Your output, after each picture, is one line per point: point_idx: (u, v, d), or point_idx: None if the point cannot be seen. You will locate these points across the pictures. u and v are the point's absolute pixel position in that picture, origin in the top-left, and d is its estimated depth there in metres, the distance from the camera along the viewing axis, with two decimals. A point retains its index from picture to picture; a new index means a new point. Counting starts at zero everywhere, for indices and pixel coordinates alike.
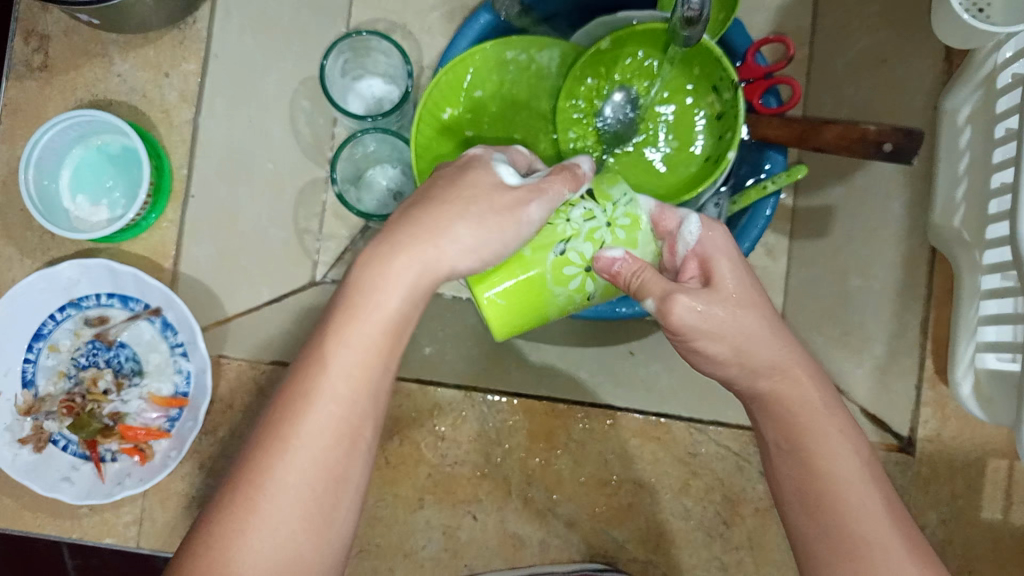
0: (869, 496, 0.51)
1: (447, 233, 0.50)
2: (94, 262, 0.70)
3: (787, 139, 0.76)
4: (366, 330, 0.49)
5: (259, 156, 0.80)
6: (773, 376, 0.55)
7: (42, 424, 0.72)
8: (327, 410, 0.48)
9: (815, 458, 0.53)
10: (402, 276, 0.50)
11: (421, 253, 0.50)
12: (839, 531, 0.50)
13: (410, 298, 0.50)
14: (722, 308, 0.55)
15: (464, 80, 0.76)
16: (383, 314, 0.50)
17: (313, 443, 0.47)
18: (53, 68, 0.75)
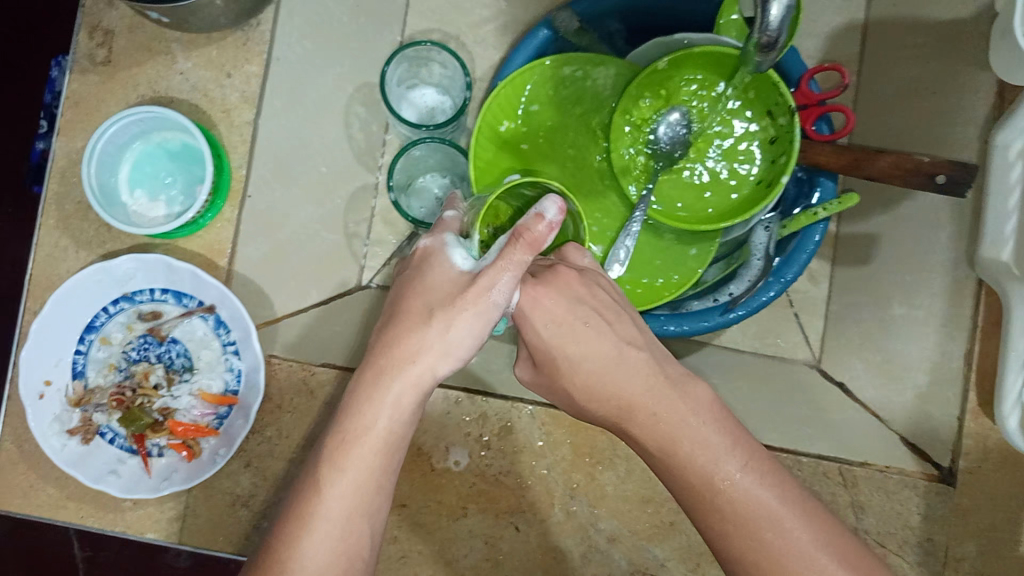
0: (758, 497, 0.50)
1: (421, 345, 0.50)
2: (152, 258, 0.71)
3: (838, 166, 0.76)
4: (365, 453, 0.50)
5: (313, 160, 0.80)
6: (645, 396, 0.54)
7: (91, 416, 0.72)
8: (328, 527, 0.49)
9: (698, 468, 0.51)
10: (394, 395, 0.50)
11: (405, 370, 0.50)
12: (745, 534, 0.50)
13: (406, 417, 0.51)
14: (567, 324, 0.55)
15: (521, 93, 0.77)
16: (382, 437, 0.50)
17: (318, 558, 0.48)
18: (116, 63, 0.76)
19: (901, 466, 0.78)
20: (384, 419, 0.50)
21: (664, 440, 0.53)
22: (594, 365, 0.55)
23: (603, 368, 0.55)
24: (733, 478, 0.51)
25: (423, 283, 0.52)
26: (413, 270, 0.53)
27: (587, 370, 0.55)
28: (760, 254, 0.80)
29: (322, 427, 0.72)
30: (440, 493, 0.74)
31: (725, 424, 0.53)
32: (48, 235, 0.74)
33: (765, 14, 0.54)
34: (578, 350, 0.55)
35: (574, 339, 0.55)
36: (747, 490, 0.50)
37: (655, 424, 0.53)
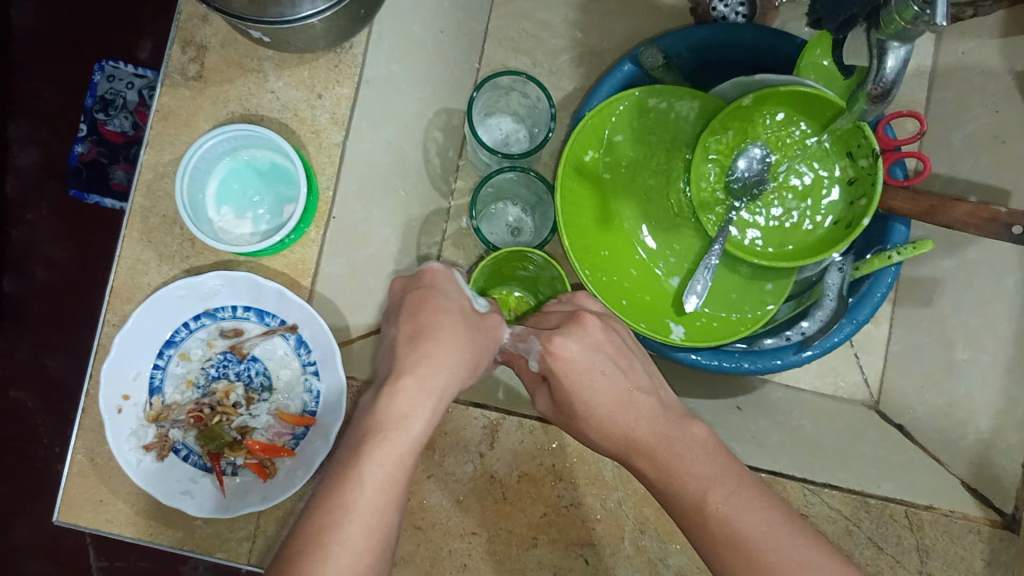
0: (740, 521, 0.51)
1: (444, 354, 0.58)
2: (239, 275, 0.71)
3: (914, 212, 0.77)
4: (393, 449, 0.52)
5: (393, 183, 0.83)
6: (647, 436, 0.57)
7: (167, 431, 0.71)
8: (360, 518, 0.49)
9: (688, 493, 0.53)
10: (426, 402, 0.56)
11: (428, 377, 0.57)
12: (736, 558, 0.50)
13: (427, 419, 0.55)
14: (595, 364, 0.59)
15: (606, 123, 0.78)
16: (406, 433, 0.53)
17: (350, 545, 0.48)
18: (207, 79, 0.76)
19: (964, 510, 0.78)
20: (409, 418, 0.54)
21: (659, 471, 0.55)
22: (601, 410, 0.59)
23: (608, 409, 0.59)
24: (720, 504, 0.52)
25: (439, 304, 0.62)
26: (425, 291, 0.62)
27: (594, 413, 0.59)
28: (834, 294, 0.80)
29: None
30: (510, 522, 0.74)
31: (716, 455, 0.55)
32: (131, 247, 0.74)
33: (880, 65, 0.54)
34: (589, 397, 0.59)
35: (593, 376, 0.59)
36: (732, 514, 0.51)
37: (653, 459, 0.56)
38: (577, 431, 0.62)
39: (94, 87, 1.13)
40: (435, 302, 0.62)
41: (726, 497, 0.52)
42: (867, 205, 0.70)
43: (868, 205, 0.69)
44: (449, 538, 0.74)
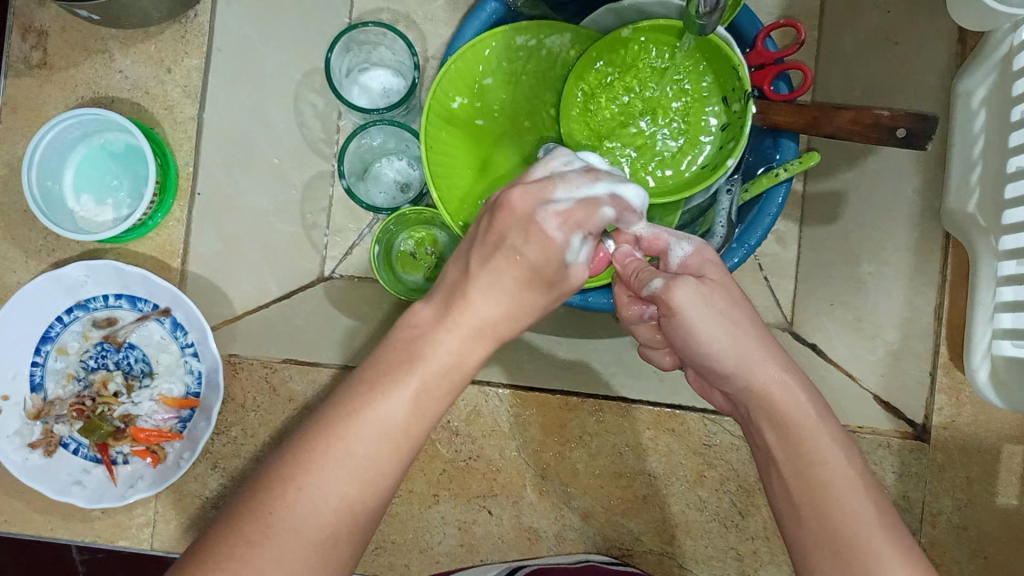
0: (864, 501, 0.47)
1: (483, 304, 0.48)
2: (100, 263, 0.69)
3: (800, 125, 0.73)
4: (433, 374, 0.46)
5: (263, 152, 0.80)
6: (760, 407, 0.52)
7: (52, 427, 0.71)
8: (385, 434, 0.44)
9: (835, 490, 0.48)
10: (474, 343, 0.48)
11: (472, 319, 0.48)
12: (843, 537, 0.46)
13: (482, 354, 0.49)
14: (718, 302, 0.54)
15: (473, 68, 0.75)
16: (444, 366, 0.47)
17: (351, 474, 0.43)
18: (52, 65, 0.76)
19: (874, 425, 0.78)
20: (458, 351, 0.47)
21: (794, 435, 0.50)
22: (759, 348, 0.53)
23: (731, 339, 0.53)
24: (853, 480, 0.48)
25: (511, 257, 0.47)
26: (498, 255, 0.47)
27: (733, 335, 0.53)
28: (724, 220, 0.78)
29: (287, 422, 0.72)
30: (409, 482, 0.74)
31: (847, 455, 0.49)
32: None
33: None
34: (731, 326, 0.53)
35: (713, 327, 0.53)
36: (859, 497, 0.47)
37: (789, 414, 0.51)
38: (726, 360, 0.53)
39: None
40: (518, 265, 0.47)
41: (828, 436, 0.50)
42: (734, 149, 0.72)
43: (735, 147, 0.71)
44: None
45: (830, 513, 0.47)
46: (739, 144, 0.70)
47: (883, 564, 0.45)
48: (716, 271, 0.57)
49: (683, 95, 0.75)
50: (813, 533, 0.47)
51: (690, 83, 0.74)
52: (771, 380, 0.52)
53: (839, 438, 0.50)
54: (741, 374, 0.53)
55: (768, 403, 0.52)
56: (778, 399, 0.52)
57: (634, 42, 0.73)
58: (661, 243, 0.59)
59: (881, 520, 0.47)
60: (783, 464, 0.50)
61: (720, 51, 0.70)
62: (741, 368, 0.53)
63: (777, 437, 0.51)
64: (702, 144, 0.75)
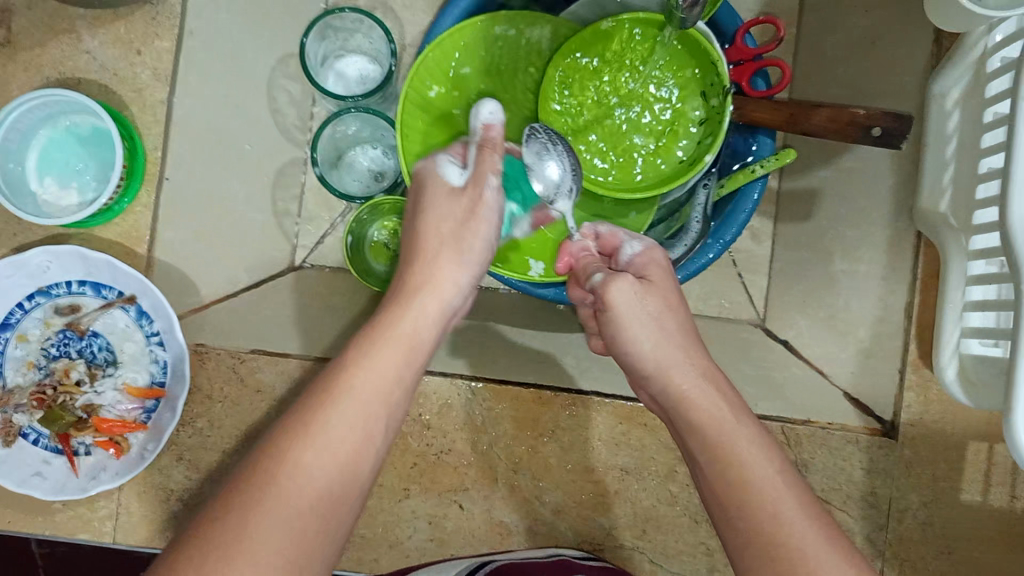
0: (786, 498, 0.47)
1: (441, 266, 0.55)
2: (64, 249, 0.68)
3: (775, 123, 0.74)
4: (401, 341, 0.51)
5: (236, 139, 0.78)
6: (686, 407, 0.53)
7: (11, 417, 0.69)
8: (362, 399, 0.47)
9: (754, 486, 0.48)
10: (429, 305, 0.54)
11: (433, 287, 0.54)
12: (766, 534, 0.46)
13: (436, 325, 0.53)
14: (650, 305, 0.58)
15: (451, 57, 0.75)
16: (408, 337, 0.51)
17: (342, 435, 0.45)
18: (17, 43, 0.74)
19: (843, 421, 0.78)
20: (416, 320, 0.52)
21: (711, 439, 0.51)
22: (684, 353, 0.56)
23: (653, 339, 0.56)
24: (775, 478, 0.48)
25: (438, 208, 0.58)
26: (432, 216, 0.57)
27: (656, 338, 0.56)
28: (699, 215, 0.80)
29: (253, 416, 0.70)
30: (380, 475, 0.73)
31: (770, 451, 0.50)
32: None
33: None
34: (656, 328, 0.57)
35: (635, 328, 0.57)
36: (780, 493, 0.47)
37: (706, 417, 0.52)
38: (646, 363, 0.56)
39: None
40: (444, 223, 0.56)
41: (753, 433, 0.51)
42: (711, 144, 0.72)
43: (711, 142, 0.72)
44: None
45: (755, 514, 0.47)
46: (716, 140, 0.71)
47: (806, 557, 0.44)
48: (660, 271, 0.61)
49: (662, 89, 0.75)
50: (739, 537, 0.47)
51: (668, 77, 0.74)
52: (687, 385, 0.54)
53: (761, 435, 0.51)
54: (659, 376, 0.55)
55: (686, 408, 0.53)
56: (695, 404, 0.53)
57: (614, 33, 0.74)
58: (616, 240, 0.65)
59: (806, 513, 0.46)
60: (709, 466, 0.50)
61: (698, 47, 0.70)
62: (660, 369, 0.55)
63: (698, 438, 0.52)
64: (680, 139, 0.75)
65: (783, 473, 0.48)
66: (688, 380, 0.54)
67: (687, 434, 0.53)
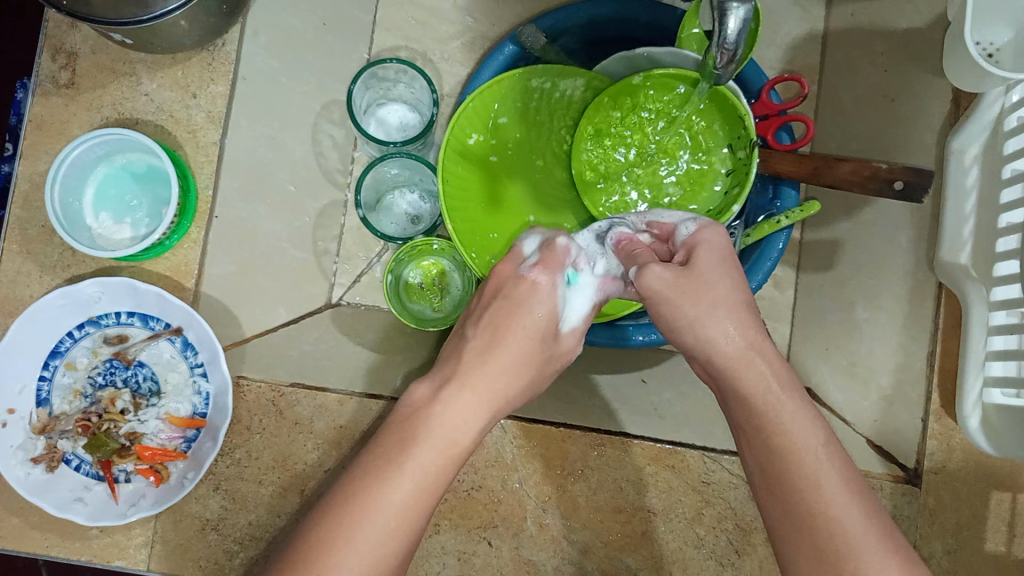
0: (833, 480, 0.48)
1: (494, 365, 0.56)
2: (117, 279, 0.71)
3: (799, 174, 0.77)
4: (436, 450, 0.51)
5: (280, 179, 0.81)
6: (732, 380, 0.54)
7: (55, 443, 0.71)
8: (393, 513, 0.48)
9: (802, 468, 0.49)
10: (480, 403, 0.54)
11: (483, 385, 0.55)
12: (817, 518, 0.47)
13: (478, 427, 0.54)
14: (691, 286, 0.55)
15: (489, 106, 0.78)
16: (447, 442, 0.52)
17: (374, 540, 0.47)
18: (80, 85, 0.78)
19: (867, 468, 0.79)
20: (456, 425, 0.53)
21: (762, 417, 0.52)
22: (732, 324, 0.55)
23: (699, 313, 0.55)
24: (819, 454, 0.49)
25: (521, 311, 0.58)
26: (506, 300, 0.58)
27: (700, 314, 0.55)
28: None
29: (291, 445, 0.73)
30: None
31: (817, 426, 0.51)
32: (12, 259, 0.74)
33: (722, 26, 0.56)
34: (701, 299, 0.55)
35: (683, 299, 0.55)
36: (827, 477, 0.48)
37: (755, 392, 0.53)
38: (692, 337, 0.56)
39: None
40: (512, 312, 0.57)
41: (800, 411, 0.51)
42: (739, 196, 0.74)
43: (739, 191, 0.74)
44: None
45: (800, 493, 0.48)
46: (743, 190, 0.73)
47: (850, 537, 0.46)
48: (710, 252, 0.57)
49: (692, 140, 0.77)
50: (781, 509, 0.49)
51: (698, 129, 0.77)
52: (735, 356, 0.54)
53: (809, 415, 0.51)
54: (707, 350, 0.55)
55: (734, 382, 0.54)
56: (741, 374, 0.53)
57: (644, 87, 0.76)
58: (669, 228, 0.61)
59: (852, 497, 0.48)
60: (755, 434, 0.52)
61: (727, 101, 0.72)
62: (707, 343, 0.55)
63: (746, 412, 0.52)
64: (707, 189, 0.77)
65: (829, 449, 0.50)
66: (735, 349, 0.54)
67: (732, 401, 0.54)
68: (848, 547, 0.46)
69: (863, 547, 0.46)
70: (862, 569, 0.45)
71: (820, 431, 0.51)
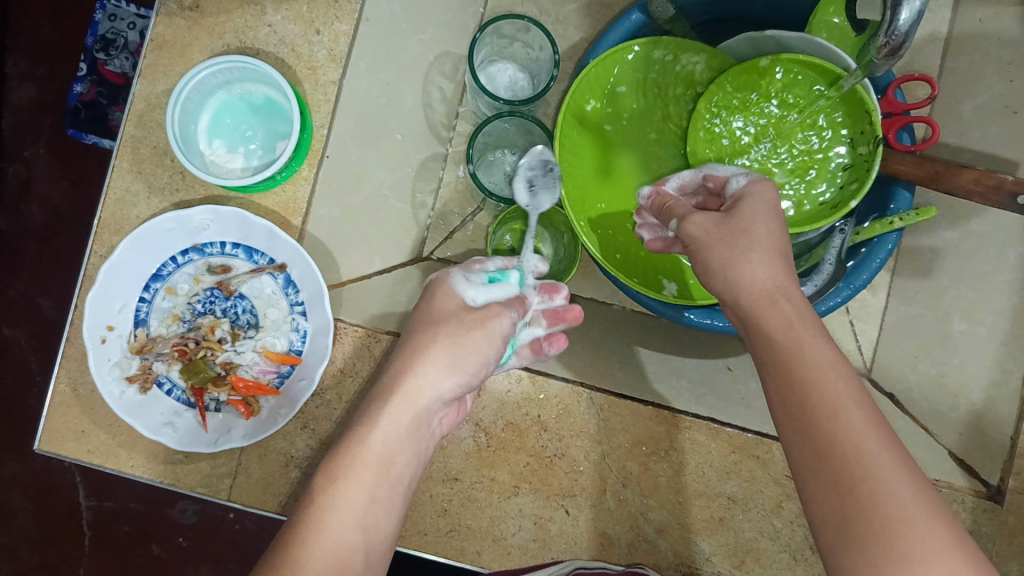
0: (852, 407, 0.47)
1: (427, 372, 0.59)
2: (226, 209, 0.70)
3: (918, 177, 0.75)
4: (365, 456, 0.55)
5: (389, 125, 0.81)
6: (761, 310, 0.54)
7: (151, 364, 0.71)
8: (341, 524, 0.52)
9: (820, 395, 0.48)
10: (396, 404, 0.57)
11: (407, 386, 0.58)
12: (828, 441, 0.47)
13: (406, 429, 0.57)
14: (726, 231, 0.58)
15: (610, 74, 0.77)
16: (378, 450, 0.56)
17: (329, 549, 0.51)
18: (204, 9, 0.75)
19: (950, 480, 0.79)
20: (387, 430, 0.56)
21: (779, 348, 0.52)
22: (765, 266, 0.56)
23: (739, 252, 0.56)
24: (837, 383, 0.49)
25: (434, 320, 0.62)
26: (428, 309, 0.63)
27: (732, 255, 0.56)
28: (834, 257, 0.82)
29: None
30: (493, 470, 0.74)
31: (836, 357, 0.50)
32: (121, 177, 0.74)
33: (893, 16, 0.54)
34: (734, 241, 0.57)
35: (713, 242, 0.57)
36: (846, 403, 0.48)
37: (775, 324, 0.53)
38: (718, 277, 0.57)
39: (95, 26, 1.03)
40: (433, 324, 0.61)
41: (820, 344, 0.51)
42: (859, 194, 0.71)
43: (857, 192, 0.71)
44: (432, 483, 0.74)
45: (815, 417, 0.48)
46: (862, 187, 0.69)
47: (863, 456, 0.45)
48: (759, 203, 0.59)
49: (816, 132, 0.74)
50: (800, 435, 0.48)
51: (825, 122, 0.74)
52: (767, 292, 0.55)
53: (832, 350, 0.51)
54: (730, 288, 0.57)
55: (756, 315, 0.55)
56: (762, 310, 0.54)
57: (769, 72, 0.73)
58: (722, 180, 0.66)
59: (871, 423, 0.47)
60: (779, 365, 0.51)
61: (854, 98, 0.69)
62: (732, 279, 0.56)
63: (766, 347, 0.53)
64: (821, 182, 0.75)
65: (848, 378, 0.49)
66: (763, 290, 0.55)
67: (757, 341, 0.54)
68: (861, 466, 0.45)
69: (877, 467, 0.45)
70: (871, 483, 0.44)
71: (838, 362, 0.50)
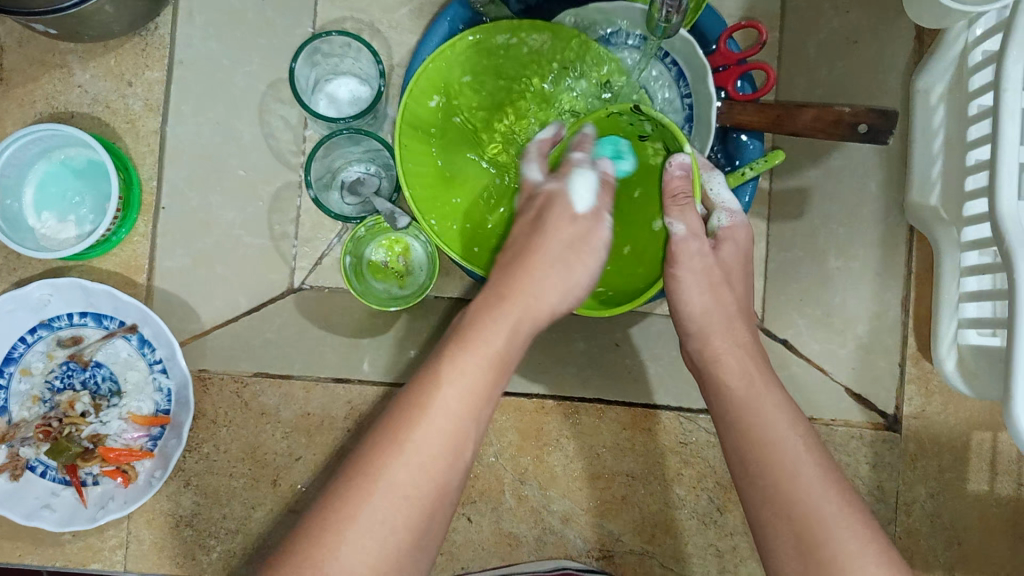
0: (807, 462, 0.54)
1: (544, 285, 0.61)
2: (65, 280, 0.68)
3: (763, 124, 0.71)
4: (472, 358, 0.56)
5: (229, 163, 0.78)
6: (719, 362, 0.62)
7: (17, 450, 0.69)
8: (446, 426, 0.53)
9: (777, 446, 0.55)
10: (510, 320, 0.59)
11: (527, 301, 0.60)
12: (783, 490, 0.53)
13: (507, 340, 0.58)
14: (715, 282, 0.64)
15: (445, 70, 0.72)
16: (497, 353, 0.57)
17: (427, 450, 0.52)
18: (10, 80, 0.76)
19: (847, 418, 0.79)
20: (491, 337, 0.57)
21: (741, 393, 0.59)
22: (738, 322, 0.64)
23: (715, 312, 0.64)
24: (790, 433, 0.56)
25: (542, 232, 0.63)
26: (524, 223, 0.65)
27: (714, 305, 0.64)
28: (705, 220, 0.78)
29: (260, 435, 0.73)
30: None
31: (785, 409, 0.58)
32: None
33: None
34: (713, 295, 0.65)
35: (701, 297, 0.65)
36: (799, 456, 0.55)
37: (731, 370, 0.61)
38: (692, 323, 0.65)
39: None
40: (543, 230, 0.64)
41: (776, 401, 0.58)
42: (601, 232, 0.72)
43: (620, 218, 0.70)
44: None
45: (770, 461, 0.55)
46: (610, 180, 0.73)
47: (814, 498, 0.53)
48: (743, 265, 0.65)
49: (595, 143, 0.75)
50: (755, 479, 0.55)
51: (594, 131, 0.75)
52: (723, 349, 0.63)
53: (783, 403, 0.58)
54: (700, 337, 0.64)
55: (713, 368, 0.62)
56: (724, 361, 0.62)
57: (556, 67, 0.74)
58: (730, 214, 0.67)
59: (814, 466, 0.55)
60: (731, 417, 0.59)
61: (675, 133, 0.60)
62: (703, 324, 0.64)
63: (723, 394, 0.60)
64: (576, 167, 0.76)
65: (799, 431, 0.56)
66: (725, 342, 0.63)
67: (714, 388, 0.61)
68: (809, 508, 0.52)
69: (830, 516, 0.51)
70: (825, 528, 0.51)
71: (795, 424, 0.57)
